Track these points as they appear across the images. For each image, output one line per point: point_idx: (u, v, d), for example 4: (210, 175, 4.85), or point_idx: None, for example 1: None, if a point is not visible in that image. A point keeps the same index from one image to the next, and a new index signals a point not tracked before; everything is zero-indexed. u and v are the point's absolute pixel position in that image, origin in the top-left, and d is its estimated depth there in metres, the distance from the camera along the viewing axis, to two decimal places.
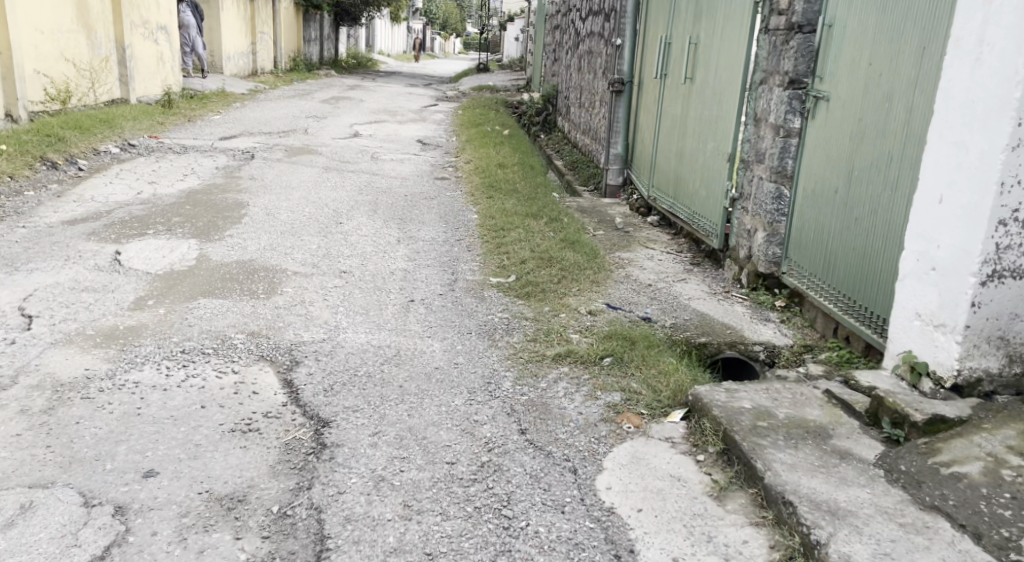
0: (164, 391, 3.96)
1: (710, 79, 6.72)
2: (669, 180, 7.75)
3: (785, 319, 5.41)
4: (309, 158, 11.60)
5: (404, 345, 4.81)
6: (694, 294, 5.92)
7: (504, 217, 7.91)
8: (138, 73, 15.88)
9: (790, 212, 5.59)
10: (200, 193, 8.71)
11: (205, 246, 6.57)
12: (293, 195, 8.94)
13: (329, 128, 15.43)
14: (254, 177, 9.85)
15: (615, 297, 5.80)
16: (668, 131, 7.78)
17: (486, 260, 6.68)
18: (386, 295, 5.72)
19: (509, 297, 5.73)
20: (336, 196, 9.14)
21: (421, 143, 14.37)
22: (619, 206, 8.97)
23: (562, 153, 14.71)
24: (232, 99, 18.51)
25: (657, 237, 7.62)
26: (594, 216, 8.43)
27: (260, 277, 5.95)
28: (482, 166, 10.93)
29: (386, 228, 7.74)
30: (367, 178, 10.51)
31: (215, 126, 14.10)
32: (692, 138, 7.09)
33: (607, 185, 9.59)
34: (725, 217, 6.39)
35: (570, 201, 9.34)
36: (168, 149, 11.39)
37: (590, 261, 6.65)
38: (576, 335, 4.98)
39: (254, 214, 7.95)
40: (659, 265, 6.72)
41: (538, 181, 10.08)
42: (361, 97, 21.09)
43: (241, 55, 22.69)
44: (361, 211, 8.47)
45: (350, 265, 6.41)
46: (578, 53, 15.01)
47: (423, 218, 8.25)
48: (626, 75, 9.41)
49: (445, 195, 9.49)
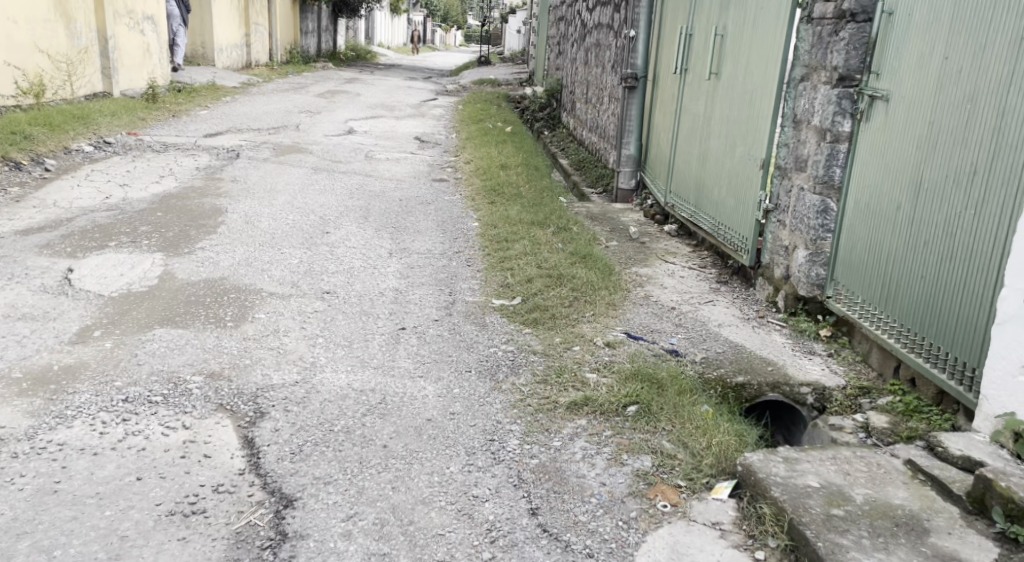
0: (94, 457, 3.31)
1: (740, 75, 5.98)
2: (689, 186, 7.03)
3: (833, 353, 4.67)
4: (297, 158, 10.88)
5: (391, 386, 4.09)
6: (725, 320, 5.20)
7: (508, 226, 7.19)
8: (121, 66, 15.16)
9: (838, 228, 4.84)
10: (175, 197, 8.03)
11: (171, 261, 5.87)
12: (277, 201, 8.23)
13: (322, 124, 14.70)
14: (237, 179, 9.15)
15: (634, 325, 5.10)
16: (688, 132, 7.06)
17: (487, 278, 5.96)
18: (374, 321, 5.01)
19: (514, 325, 5.02)
20: (324, 200, 8.42)
21: (418, 140, 13.65)
22: (632, 212, 8.24)
23: (568, 151, 13.99)
24: (221, 93, 17.78)
25: (677, 249, 6.90)
26: (606, 224, 7.71)
27: (229, 299, 5.25)
28: (483, 167, 10.20)
29: (377, 238, 7.03)
30: (358, 179, 9.79)
31: (201, 122, 13.40)
32: (716, 142, 6.37)
33: (619, 188, 8.85)
34: (758, 230, 5.66)
35: (578, 206, 8.62)
36: (148, 148, 10.69)
37: (604, 279, 5.93)
38: (593, 374, 4.27)
39: (231, 222, 7.24)
40: (682, 283, 5.98)
41: (543, 184, 9.35)
42: (359, 92, 20.35)
43: (234, 47, 21.94)
44: (350, 218, 7.76)
45: (334, 283, 5.70)
46: (585, 46, 14.26)
47: (417, 226, 7.54)
48: (640, 70, 8.66)
49: (442, 200, 8.77)
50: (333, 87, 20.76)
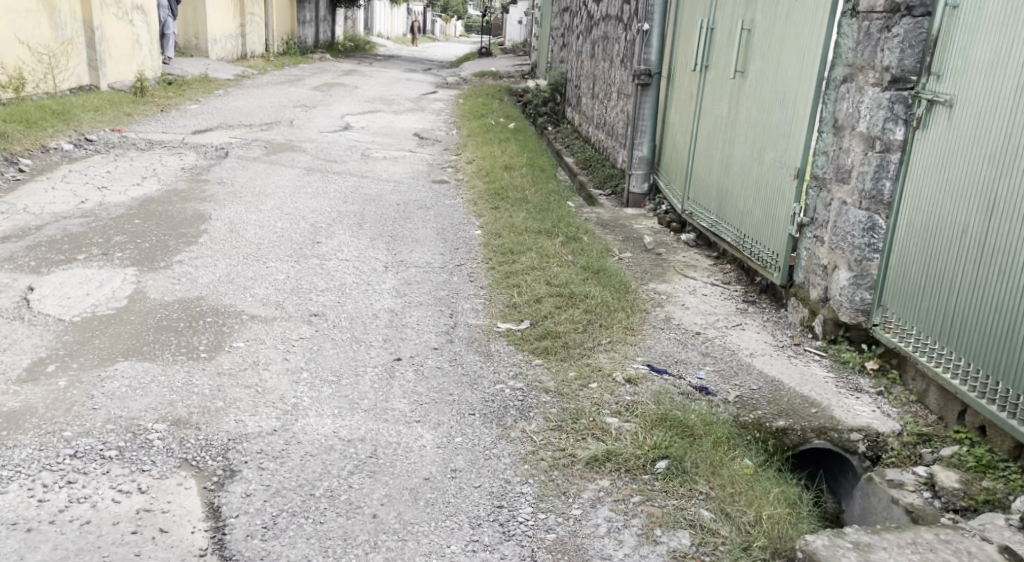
0: (27, 534, 2.85)
1: (770, 73, 5.45)
2: (709, 193, 6.51)
3: (882, 391, 4.15)
4: (290, 157, 10.35)
5: (383, 434, 3.56)
6: (757, 348, 4.67)
7: (515, 237, 6.66)
8: (109, 57, 14.61)
9: (887, 248, 4.31)
10: (157, 201, 7.53)
11: (144, 277, 5.36)
12: (265, 206, 7.69)
13: (317, 119, 14.15)
14: (224, 181, 8.62)
15: (656, 354, 4.58)
16: (708, 135, 6.53)
17: (493, 298, 5.43)
18: (366, 352, 4.48)
19: (523, 355, 4.49)
20: (315, 205, 7.88)
21: (418, 137, 13.11)
22: (645, 219, 7.72)
23: (573, 148, 13.48)
24: (214, 87, 17.24)
25: (697, 261, 6.38)
26: (618, 234, 7.18)
27: (206, 323, 4.71)
28: (485, 168, 9.67)
29: (372, 250, 6.50)
30: (353, 181, 9.25)
31: (191, 118, 12.88)
32: (742, 147, 5.84)
33: (630, 193, 8.33)
34: (791, 246, 5.13)
35: (588, 211, 8.08)
36: (133, 147, 10.16)
37: (620, 298, 5.41)
38: (614, 419, 3.74)
39: (215, 231, 6.71)
40: (705, 302, 5.44)
41: (550, 187, 8.82)
42: (357, 84, 19.81)
43: (229, 38, 21.35)
44: (344, 225, 7.23)
45: (323, 304, 5.17)
46: (592, 39, 13.71)
47: (417, 235, 7.01)
48: (654, 66, 8.14)
49: (442, 205, 8.23)
50: (331, 80, 20.21)
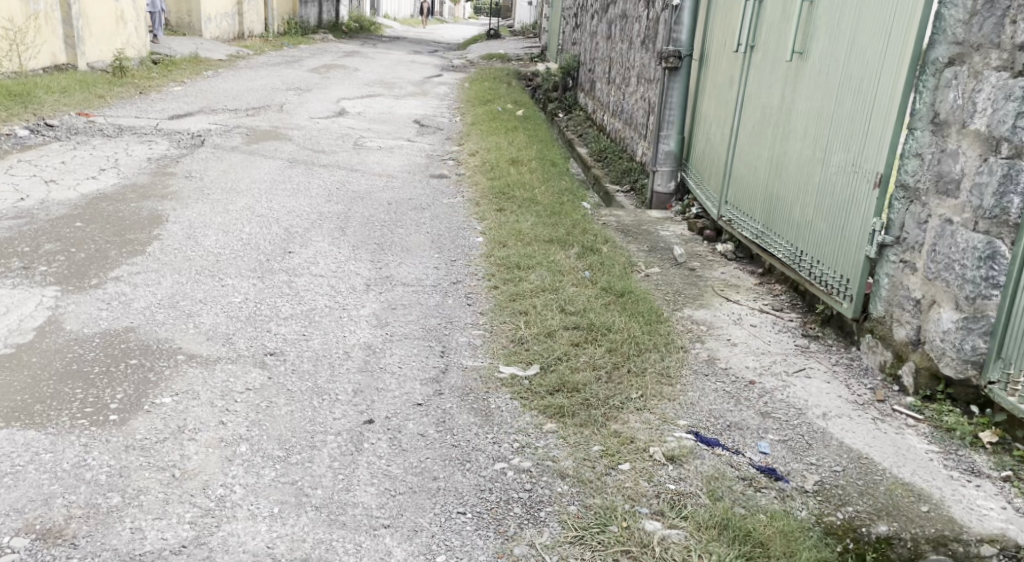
0: None
1: (840, 53, 4.40)
2: (752, 199, 5.50)
3: (1009, 477, 3.13)
4: (272, 147, 9.42)
5: (339, 552, 2.69)
6: (833, 407, 3.61)
7: (525, 257, 5.62)
8: (89, 34, 13.78)
9: (1011, 284, 3.28)
10: (110, 199, 6.65)
11: (65, 301, 4.40)
12: (235, 205, 6.75)
13: (310, 103, 13.19)
14: (192, 174, 7.71)
15: (700, 412, 3.56)
16: (754, 129, 5.48)
17: (503, 335, 4.37)
18: (328, 410, 3.47)
19: (531, 416, 3.46)
20: (294, 204, 6.92)
21: (419, 124, 12.12)
22: (674, 225, 6.71)
23: (587, 137, 12.49)
24: (204, 67, 16.32)
25: (739, 279, 5.36)
26: (641, 245, 6.17)
27: (128, 367, 3.72)
28: (490, 163, 8.65)
29: (351, 263, 5.53)
30: (340, 175, 8.28)
31: (172, 103, 12.01)
32: (798, 144, 4.82)
33: (654, 192, 7.33)
34: (867, 270, 4.06)
35: (606, 215, 7.05)
36: (99, 136, 9.31)
37: (649, 333, 4.35)
38: (655, 525, 2.80)
39: (168, 237, 5.76)
40: (756, 338, 4.39)
41: (564, 187, 7.78)
42: (358, 65, 18.82)
43: (225, 16, 20.36)
44: (323, 230, 6.27)
45: (281, 339, 4.17)
46: (608, 20, 12.63)
47: (407, 247, 6.03)
48: (684, 47, 7.08)
49: (438, 207, 7.25)
50: (331, 61, 19.21)
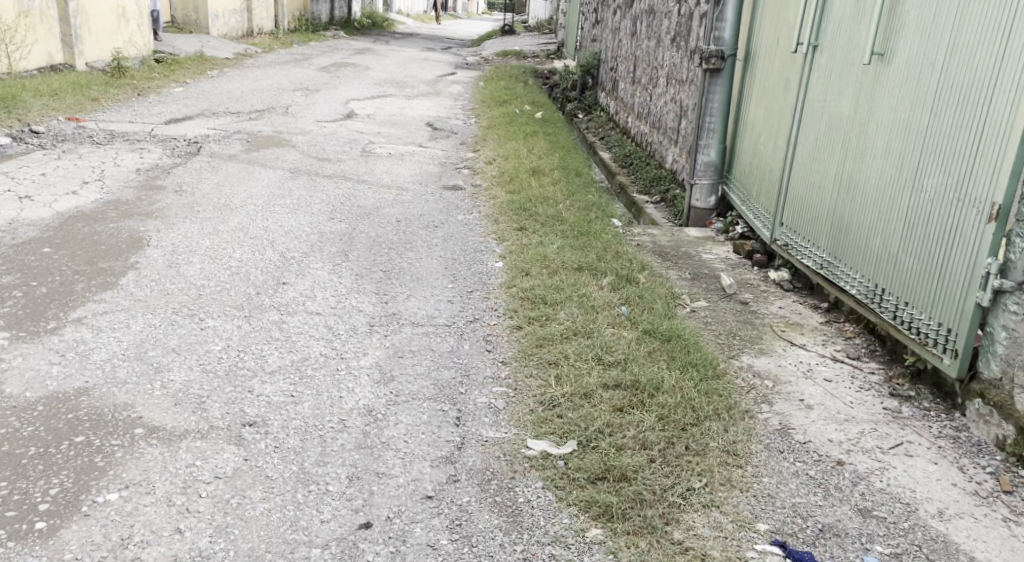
0: None
1: (933, 53, 3.72)
2: (814, 222, 4.77)
3: None
4: (273, 155, 8.75)
5: None
6: (952, 505, 2.94)
7: (552, 293, 4.88)
8: (88, 32, 13.20)
9: None
10: (88, 219, 6.00)
11: (12, 351, 3.77)
12: (226, 224, 6.08)
13: (318, 105, 12.53)
14: (183, 188, 7.04)
15: (782, 509, 2.90)
16: (816, 140, 4.79)
17: (528, 400, 3.62)
18: (315, 509, 2.83)
19: (569, 519, 2.83)
20: (293, 223, 6.24)
21: (432, 128, 11.46)
22: (719, 246, 6.03)
23: (610, 142, 11.82)
24: (209, 66, 15.69)
25: (802, 313, 4.65)
26: (683, 271, 5.48)
27: (68, 447, 3.04)
28: (509, 174, 7.96)
29: (353, 297, 4.85)
30: (346, 188, 7.60)
31: (171, 105, 11.37)
32: (878, 161, 4.11)
33: (692, 207, 6.74)
34: (977, 319, 3.35)
35: (640, 235, 6.36)
36: (88, 143, 8.67)
37: (705, 394, 3.58)
38: None
39: (147, 265, 5.09)
40: (834, 398, 3.64)
41: (592, 204, 7.07)
42: (369, 63, 18.15)
43: (234, 13, 19.73)
44: (323, 255, 5.62)
45: (263, 403, 3.46)
46: (634, 15, 11.93)
47: (419, 277, 5.34)
48: (728, 47, 6.43)
49: (453, 228, 6.57)
50: (341, 59, 18.54)
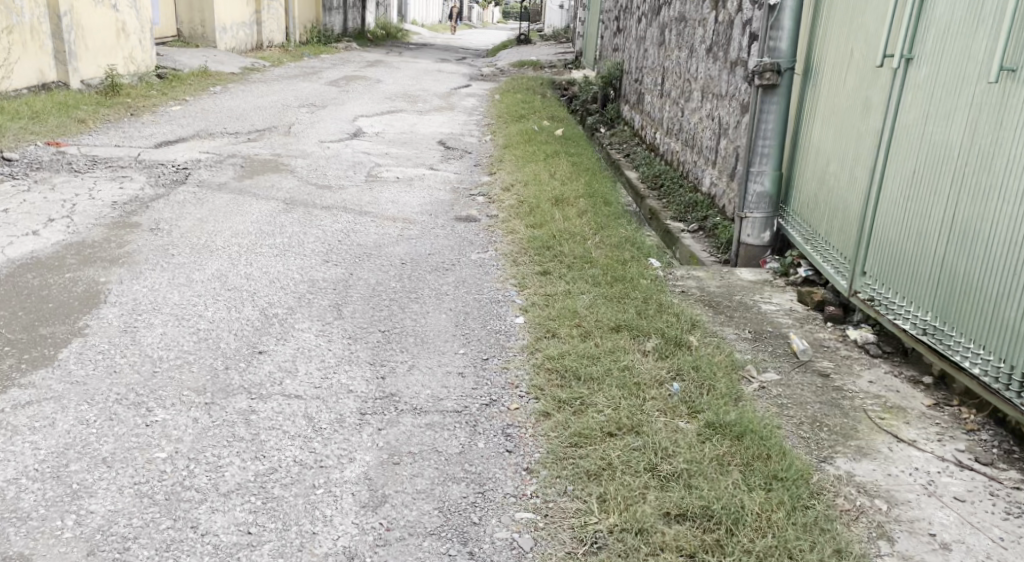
0: None
1: None
2: (908, 274, 3.94)
3: None
4: (268, 182, 7.90)
5: None
6: None
7: (586, 364, 3.97)
8: (83, 49, 12.48)
9: None
10: (42, 267, 5.16)
11: None
12: (202, 272, 5.22)
13: (323, 123, 11.70)
14: (161, 225, 6.19)
15: None
16: (910, 174, 3.96)
17: (565, 542, 2.77)
18: None
19: None
20: (281, 269, 5.38)
21: (444, 146, 10.62)
22: (780, 294, 5.17)
23: (636, 159, 10.96)
24: (211, 82, 14.91)
25: (901, 390, 3.77)
26: (742, 329, 4.60)
27: None
28: (530, 205, 7.09)
29: (342, 371, 3.98)
30: (345, 222, 6.75)
31: (166, 126, 10.57)
32: (1012, 205, 3.31)
33: (742, 243, 5.88)
34: None
35: (684, 278, 5.47)
36: (65, 171, 7.84)
37: (803, 530, 2.74)
38: None
39: (97, 330, 4.22)
40: (976, 530, 2.80)
41: (625, 239, 6.18)
42: (380, 77, 17.34)
43: (242, 25, 18.97)
44: (313, 311, 4.76)
45: (208, 551, 2.70)
46: (661, 23, 11.09)
47: (424, 340, 4.46)
48: (786, 59, 5.59)
49: (466, 271, 5.70)
50: (351, 72, 17.73)
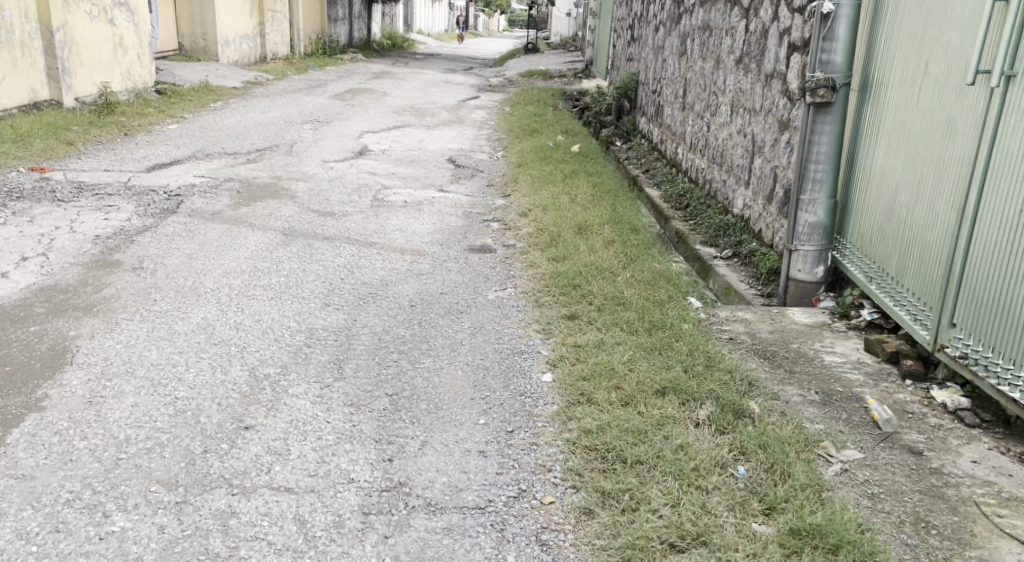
0: None
1: None
2: (1018, 329, 3.47)
3: None
4: (267, 210, 7.28)
5: None
6: None
7: (632, 444, 3.35)
8: (77, 66, 11.91)
9: None
10: (6, 320, 4.53)
11: None
12: (186, 321, 4.59)
13: (327, 141, 11.11)
14: (146, 263, 5.58)
15: None
16: (1018, 211, 3.50)
17: None
18: None
19: None
20: (276, 316, 4.76)
21: (455, 164, 10.02)
22: (844, 340, 4.58)
23: (656, 175, 10.36)
24: (212, 98, 14.32)
25: (1015, 476, 3.22)
26: (806, 389, 3.99)
27: None
28: (551, 233, 6.47)
29: (341, 451, 3.37)
30: (348, 256, 6.13)
31: (161, 146, 9.98)
32: None
33: (791, 279, 5.27)
34: None
35: (731, 321, 4.88)
36: (47, 200, 7.22)
37: None
38: None
39: (57, 402, 3.61)
40: None
41: (659, 274, 5.55)
42: (386, 89, 16.75)
43: (244, 38, 18.40)
44: (311, 369, 4.13)
45: None
46: (681, 32, 10.46)
47: (438, 407, 3.82)
48: (841, 73, 4.96)
49: (484, 314, 5.08)
50: (356, 85, 17.14)
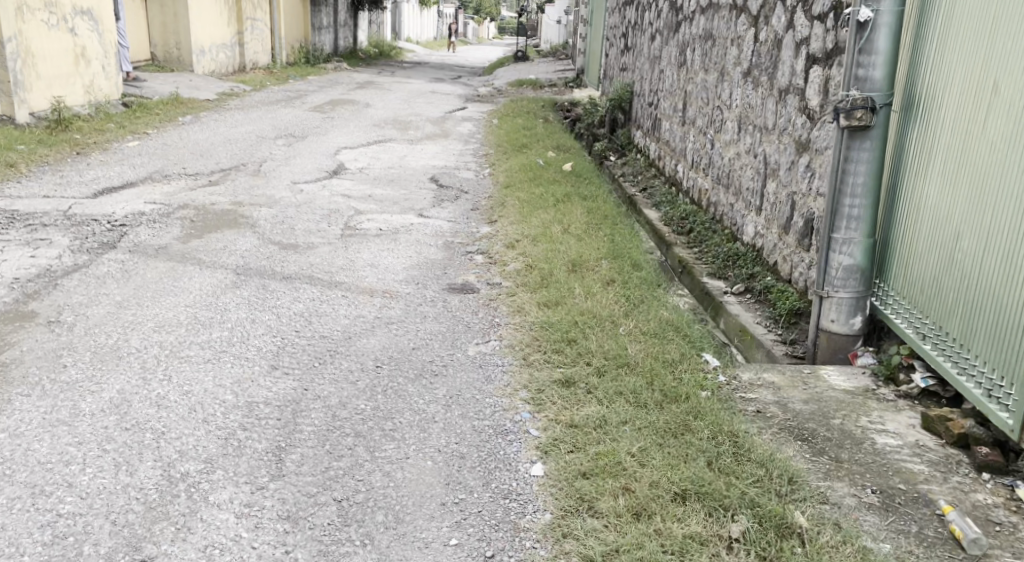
0: None
1: None
2: None
3: None
4: (222, 243, 6.46)
5: None
6: None
7: None
8: (32, 79, 11.07)
9: None
10: None
11: None
12: (96, 396, 3.76)
13: (300, 159, 10.29)
14: (67, 315, 4.75)
15: None
16: None
17: None
18: None
19: None
20: (209, 387, 3.93)
21: (438, 184, 9.22)
22: (895, 412, 3.82)
23: (654, 195, 9.59)
24: (182, 111, 13.49)
25: None
26: (860, 485, 3.21)
27: None
28: (542, 271, 5.67)
29: None
30: (308, 300, 5.31)
31: (117, 167, 9.14)
32: None
33: (823, 330, 4.48)
34: None
35: (756, 385, 4.09)
36: None
37: None
38: None
39: None
40: None
41: (668, 323, 4.74)
42: (369, 101, 15.94)
43: (221, 48, 17.55)
44: (241, 463, 3.31)
45: None
46: (680, 41, 9.68)
47: (399, 521, 3.03)
48: (881, 91, 4.18)
49: (462, 377, 4.26)
50: (338, 96, 16.31)
